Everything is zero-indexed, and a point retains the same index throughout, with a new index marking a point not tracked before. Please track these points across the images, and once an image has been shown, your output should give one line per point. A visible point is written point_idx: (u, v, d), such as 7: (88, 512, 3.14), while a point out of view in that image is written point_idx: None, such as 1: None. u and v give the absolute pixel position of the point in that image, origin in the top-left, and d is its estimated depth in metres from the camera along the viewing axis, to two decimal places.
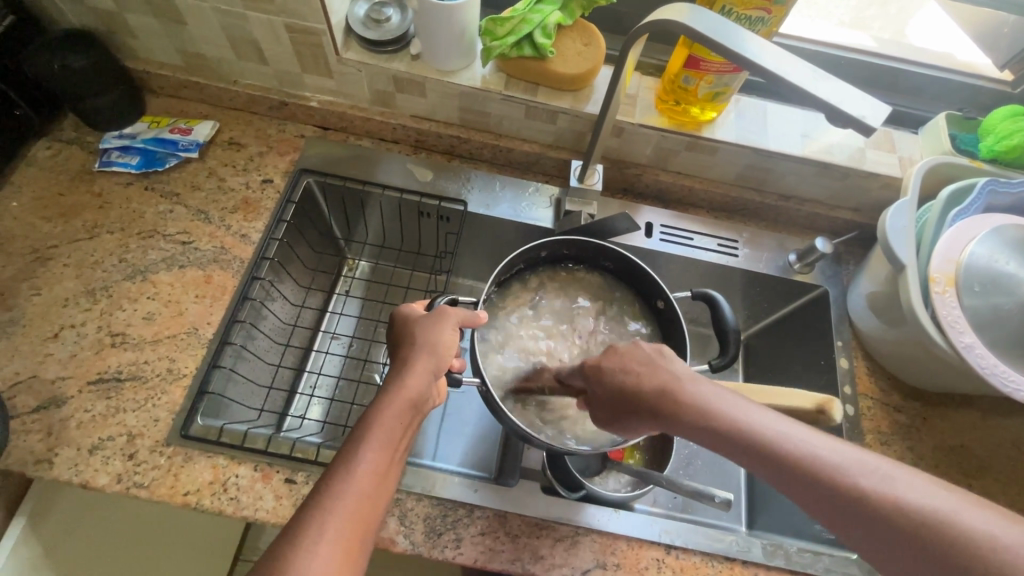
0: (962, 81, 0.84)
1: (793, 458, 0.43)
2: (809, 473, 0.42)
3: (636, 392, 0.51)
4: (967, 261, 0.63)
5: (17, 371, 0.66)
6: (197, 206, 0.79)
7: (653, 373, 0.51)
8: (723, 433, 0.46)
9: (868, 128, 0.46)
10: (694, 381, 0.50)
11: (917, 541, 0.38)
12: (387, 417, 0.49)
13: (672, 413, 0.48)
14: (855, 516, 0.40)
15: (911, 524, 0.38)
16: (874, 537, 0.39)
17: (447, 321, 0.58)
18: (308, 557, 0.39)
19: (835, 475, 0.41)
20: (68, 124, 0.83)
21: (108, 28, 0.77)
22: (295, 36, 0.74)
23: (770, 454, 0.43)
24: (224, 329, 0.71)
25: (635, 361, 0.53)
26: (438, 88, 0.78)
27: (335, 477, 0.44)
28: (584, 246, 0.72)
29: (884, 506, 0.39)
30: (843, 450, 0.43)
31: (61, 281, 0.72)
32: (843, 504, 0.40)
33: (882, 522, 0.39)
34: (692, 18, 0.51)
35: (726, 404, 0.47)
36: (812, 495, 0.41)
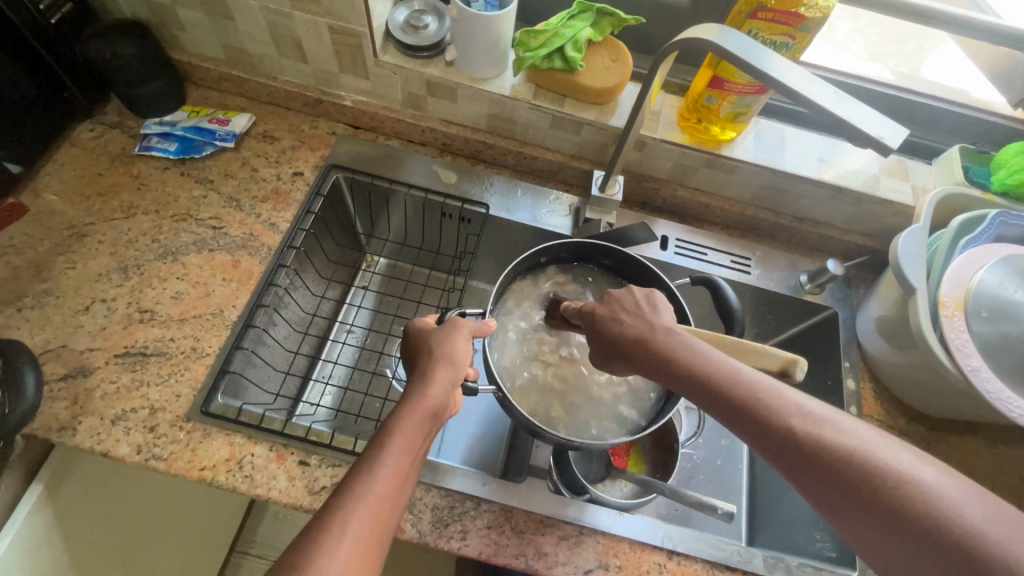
0: (977, 116, 0.87)
1: (749, 401, 0.48)
2: (761, 415, 0.47)
3: (622, 338, 0.56)
4: (977, 287, 0.64)
5: (47, 340, 0.68)
6: (230, 194, 0.82)
7: (638, 324, 0.56)
8: (689, 376, 0.51)
9: (887, 149, 0.48)
10: (672, 329, 0.54)
11: (857, 486, 0.42)
12: (407, 423, 0.50)
13: (646, 358, 0.54)
14: (797, 456, 0.45)
15: (845, 464, 0.43)
16: (820, 484, 0.44)
17: (462, 331, 0.60)
18: (329, 555, 0.41)
19: (783, 415, 0.47)
20: (112, 109, 0.87)
21: (158, 20, 0.81)
22: (336, 37, 0.77)
23: (728, 395, 0.49)
24: (249, 313, 0.73)
25: (623, 309, 0.58)
26: (470, 93, 0.81)
27: (358, 479, 0.45)
28: (584, 248, 0.74)
29: (825, 450, 0.44)
30: (799, 398, 0.48)
31: (95, 257, 0.75)
32: (784, 441, 0.46)
33: (816, 462, 0.44)
34: (721, 37, 0.54)
35: (704, 355, 0.52)
36: (767, 435, 0.46)
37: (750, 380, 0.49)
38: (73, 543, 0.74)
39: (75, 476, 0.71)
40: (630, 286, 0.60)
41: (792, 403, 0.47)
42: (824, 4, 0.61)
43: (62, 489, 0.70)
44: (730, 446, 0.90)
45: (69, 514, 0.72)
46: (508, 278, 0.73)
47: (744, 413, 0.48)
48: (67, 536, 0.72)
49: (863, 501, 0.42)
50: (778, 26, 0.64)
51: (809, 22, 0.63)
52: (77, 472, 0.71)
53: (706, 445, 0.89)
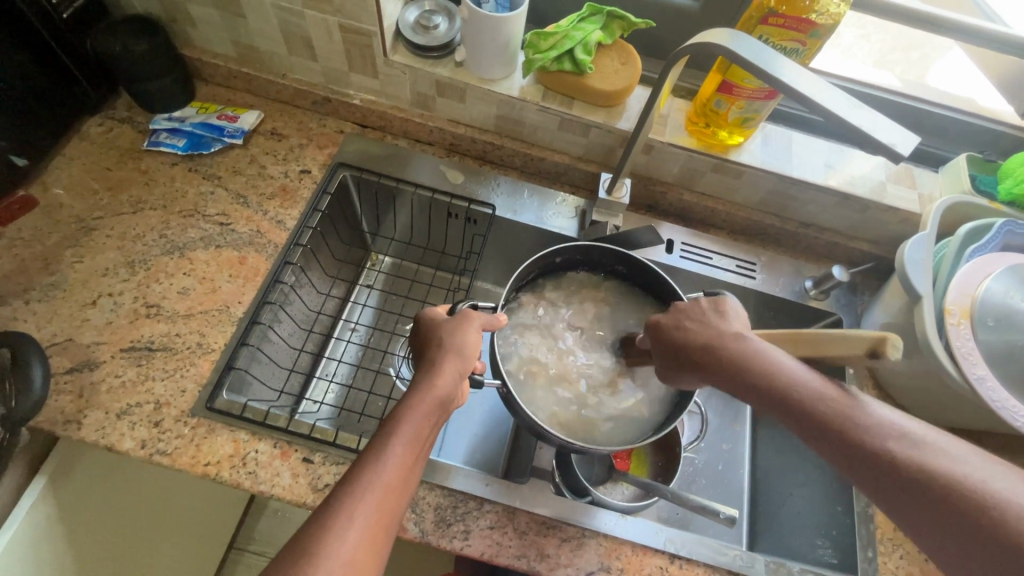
0: (984, 125, 0.87)
1: (834, 416, 0.47)
2: (846, 430, 0.46)
3: (689, 345, 0.56)
4: (982, 296, 0.65)
5: (54, 334, 0.69)
6: (237, 190, 0.82)
7: (707, 330, 0.56)
8: (763, 384, 0.51)
9: (898, 156, 0.48)
10: (743, 335, 0.54)
11: (961, 515, 0.40)
12: (415, 413, 0.50)
13: (717, 366, 0.53)
14: (892, 482, 0.43)
15: (944, 490, 0.41)
16: (914, 508, 0.42)
17: (472, 323, 0.59)
18: (337, 543, 0.41)
19: (872, 433, 0.46)
20: (121, 104, 0.87)
21: (169, 16, 0.81)
22: (347, 36, 0.77)
23: (808, 406, 0.48)
24: (255, 309, 0.73)
25: (689, 316, 0.58)
26: (479, 94, 0.82)
27: (365, 468, 0.46)
28: (596, 253, 0.74)
29: (923, 474, 0.42)
30: (889, 415, 0.47)
31: (102, 251, 0.75)
32: (875, 461, 0.44)
33: (912, 486, 0.42)
34: (732, 42, 0.54)
35: (779, 363, 0.51)
36: (853, 452, 0.45)
37: (830, 395, 0.49)
38: (74, 537, 0.74)
39: (79, 469, 0.71)
40: (696, 297, 0.60)
41: (881, 421, 0.46)
42: (835, 10, 0.62)
43: (66, 482, 0.70)
44: (732, 451, 0.89)
45: (72, 507, 0.72)
46: (520, 280, 0.74)
47: (825, 428, 0.47)
48: (69, 530, 0.72)
49: (967, 530, 0.40)
50: (788, 32, 0.65)
51: (820, 28, 0.63)
52: (81, 465, 0.71)
53: (708, 450, 0.89)
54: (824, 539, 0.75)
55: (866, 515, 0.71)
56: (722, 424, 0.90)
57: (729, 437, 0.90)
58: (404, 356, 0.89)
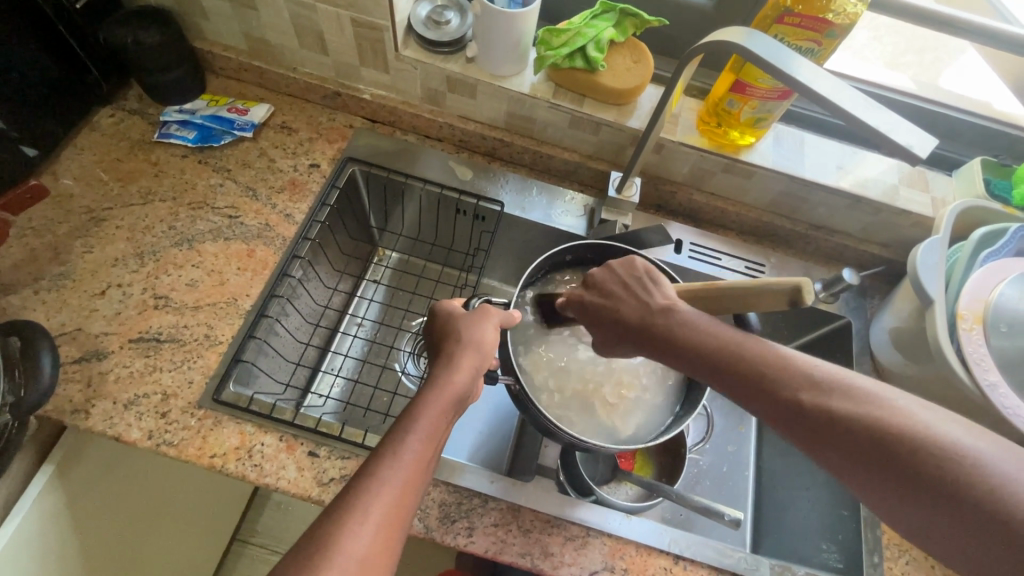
0: (999, 129, 0.86)
1: (752, 374, 0.49)
2: (764, 386, 0.49)
3: (619, 318, 0.58)
4: (996, 301, 0.64)
5: (63, 323, 0.69)
6: (247, 183, 0.82)
7: (633, 303, 0.58)
8: (691, 354, 0.53)
9: (915, 158, 0.48)
10: (663, 304, 0.56)
11: (873, 449, 0.42)
12: (431, 410, 0.50)
13: (647, 338, 0.56)
14: (809, 427, 0.46)
15: (857, 425, 0.44)
16: (831, 449, 0.44)
17: (490, 320, 0.60)
18: (353, 536, 0.41)
19: (788, 384, 0.48)
20: (132, 95, 0.87)
21: (182, 8, 0.82)
22: (358, 30, 0.77)
23: (729, 368, 0.51)
24: (262, 302, 0.74)
25: (613, 288, 0.60)
26: (489, 91, 0.81)
27: (382, 461, 0.46)
28: (607, 252, 0.73)
29: (834, 415, 0.45)
30: (801, 364, 0.49)
31: (112, 242, 0.75)
32: (792, 410, 0.47)
33: (827, 429, 0.45)
34: (748, 40, 0.54)
35: (700, 330, 0.53)
36: (773, 406, 0.48)
37: (747, 352, 0.51)
38: (80, 527, 0.74)
39: (86, 459, 0.72)
40: (612, 264, 0.61)
41: (795, 370, 0.48)
42: (852, 10, 0.61)
43: (72, 471, 0.70)
44: (738, 454, 0.89)
45: (78, 496, 0.72)
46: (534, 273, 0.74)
47: (747, 385, 0.50)
48: (75, 520, 0.73)
49: (880, 461, 0.42)
50: (804, 31, 0.64)
51: (836, 28, 0.62)
52: (87, 455, 0.72)
53: (713, 452, 0.88)
54: (829, 544, 0.74)
55: (872, 520, 0.71)
56: (727, 426, 0.90)
57: (734, 440, 0.89)
58: (410, 352, 0.89)
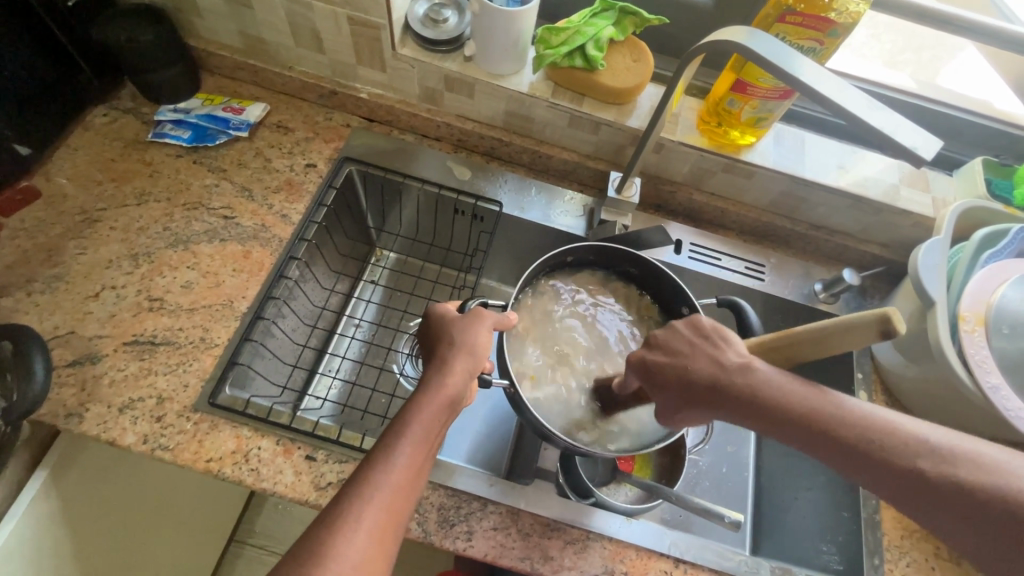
0: (1000, 128, 0.85)
1: (861, 441, 0.46)
2: (878, 457, 0.45)
3: (693, 381, 0.52)
4: (998, 303, 0.64)
5: (56, 326, 0.68)
6: (242, 183, 0.81)
7: (709, 362, 0.53)
8: (786, 420, 0.49)
9: (920, 159, 0.47)
10: (747, 365, 0.51)
11: (1019, 528, 0.40)
12: (425, 413, 0.50)
13: (730, 402, 0.50)
14: (936, 503, 0.43)
15: (996, 501, 0.41)
16: (967, 526, 0.42)
17: (483, 323, 0.58)
18: (345, 545, 0.41)
19: (905, 455, 0.45)
20: (126, 94, 0.86)
21: (176, 6, 0.80)
22: (355, 28, 0.76)
23: (833, 437, 0.47)
24: (259, 304, 0.73)
25: (681, 347, 0.55)
26: (488, 90, 0.81)
27: (374, 467, 0.45)
28: (609, 254, 0.73)
29: (960, 484, 0.43)
30: (907, 428, 0.46)
31: (106, 244, 0.74)
32: (916, 484, 0.44)
33: (959, 500, 0.42)
34: (749, 40, 0.53)
35: (792, 394, 0.49)
36: (888, 479, 0.45)
37: (849, 415, 0.47)
38: (75, 530, 0.73)
39: (81, 462, 0.71)
40: (672, 322, 0.56)
41: (903, 434, 0.46)
42: (855, 9, 0.60)
43: (67, 475, 0.70)
44: (737, 454, 0.88)
45: (73, 501, 0.71)
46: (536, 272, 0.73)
47: (856, 456, 0.46)
48: (71, 524, 0.72)
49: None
50: (806, 31, 0.63)
51: (838, 27, 0.62)
52: (82, 459, 0.71)
53: (713, 452, 0.88)
54: (829, 545, 0.74)
55: (873, 521, 0.70)
56: (727, 426, 0.89)
57: (734, 440, 0.89)
58: (408, 354, 0.88)
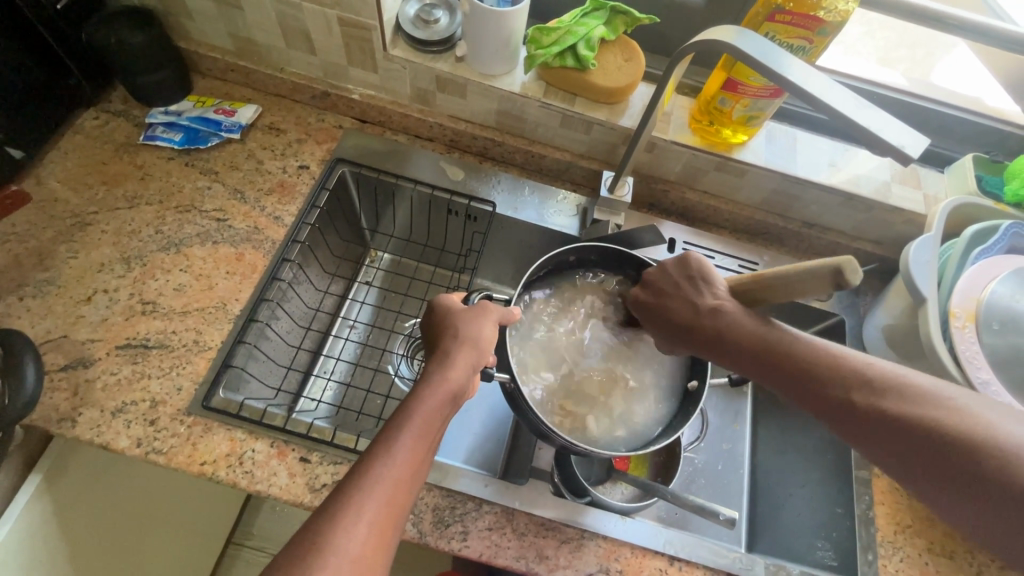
0: (991, 125, 0.86)
1: (799, 370, 0.52)
2: (810, 378, 0.52)
3: (672, 318, 0.62)
4: (988, 299, 0.64)
5: (48, 330, 0.68)
6: (235, 186, 0.81)
7: (686, 304, 0.61)
8: (739, 347, 0.56)
9: (907, 158, 0.47)
10: (716, 303, 0.59)
11: (911, 436, 0.45)
12: (427, 406, 0.50)
13: (698, 337, 0.59)
14: (851, 416, 0.48)
15: (899, 415, 0.46)
16: (872, 436, 0.47)
17: (489, 317, 0.60)
18: (346, 536, 0.41)
19: (835, 376, 0.50)
20: (117, 97, 0.86)
21: (166, 8, 0.80)
22: (346, 30, 0.76)
23: (778, 362, 0.54)
24: (251, 306, 0.73)
25: (669, 290, 0.63)
26: (480, 90, 0.81)
27: (375, 460, 0.45)
28: (610, 254, 0.74)
29: (873, 410, 0.47)
30: (847, 362, 0.51)
31: (97, 247, 0.74)
32: (835, 400, 0.49)
33: (866, 422, 0.47)
34: (738, 39, 0.53)
35: (749, 327, 0.57)
36: (816, 397, 0.51)
37: (795, 350, 0.54)
38: (69, 535, 0.73)
39: (75, 466, 0.71)
40: (666, 267, 0.65)
41: (839, 367, 0.51)
42: (843, 7, 0.60)
43: (61, 480, 0.69)
44: (732, 451, 0.88)
45: (67, 505, 0.71)
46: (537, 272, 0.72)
47: (795, 377, 0.53)
48: (65, 528, 0.72)
49: (915, 445, 0.44)
50: (795, 29, 0.64)
51: (827, 26, 0.62)
52: (76, 463, 0.71)
53: (709, 450, 0.88)
54: (823, 541, 0.74)
55: (866, 517, 0.71)
56: (722, 424, 0.89)
57: (730, 437, 0.89)
58: (403, 354, 0.88)
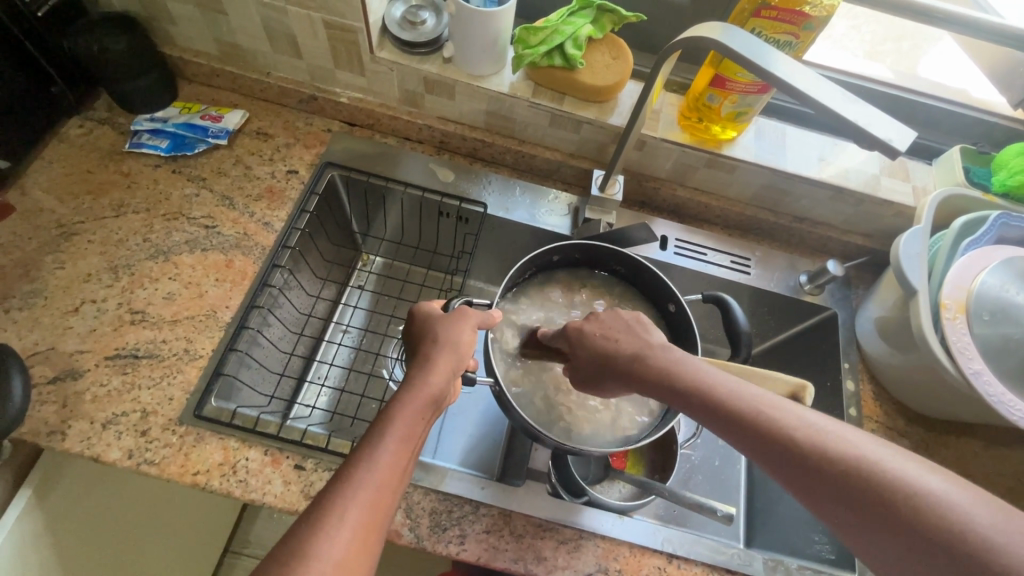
0: (978, 117, 0.86)
1: (743, 408, 0.50)
2: (752, 425, 0.48)
3: (616, 358, 0.58)
4: (978, 289, 0.64)
5: (35, 342, 0.67)
6: (223, 192, 0.81)
7: (631, 341, 0.59)
8: (686, 389, 0.53)
9: (895, 151, 0.47)
10: (665, 346, 0.57)
11: (857, 493, 0.42)
12: (407, 411, 0.49)
13: (642, 374, 0.56)
14: (799, 469, 0.45)
15: (845, 470, 0.44)
16: (819, 491, 0.44)
17: (467, 321, 0.60)
18: (329, 542, 0.40)
19: (780, 426, 0.48)
20: (101, 105, 0.85)
21: (150, 14, 0.79)
22: (332, 32, 0.75)
23: (722, 408, 0.50)
24: (242, 313, 0.72)
25: (615, 333, 0.60)
26: (468, 91, 0.80)
27: (357, 465, 0.45)
28: (597, 252, 0.74)
29: (821, 457, 0.45)
30: (787, 405, 0.49)
31: (84, 257, 0.73)
32: (782, 449, 0.46)
33: (812, 468, 0.45)
34: (724, 35, 0.53)
35: (695, 372, 0.54)
36: (760, 446, 0.48)
37: (743, 393, 0.51)
38: (61, 549, 0.72)
39: (66, 479, 0.70)
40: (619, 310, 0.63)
41: (786, 412, 0.48)
42: (829, 2, 0.61)
43: (52, 493, 0.69)
44: (729, 447, 0.89)
45: (59, 519, 0.70)
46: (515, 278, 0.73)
47: (739, 426, 0.49)
48: (57, 542, 0.71)
49: (860, 501, 0.42)
50: (782, 25, 0.64)
51: (814, 21, 0.62)
52: (67, 475, 0.70)
53: (705, 446, 0.88)
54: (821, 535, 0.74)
55: None
56: None
57: None
58: (397, 359, 0.88)
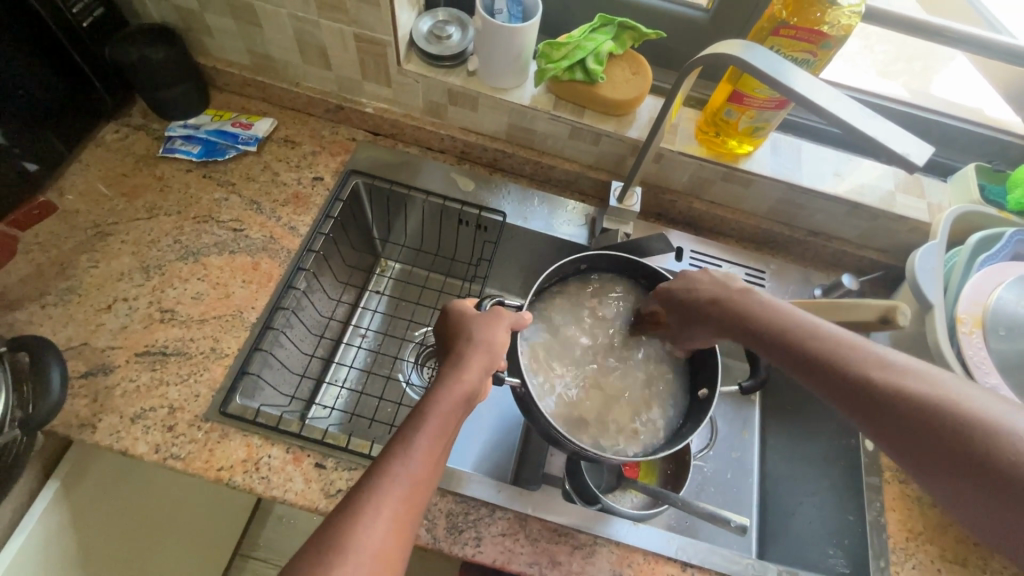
0: (992, 135, 0.87)
1: (821, 350, 0.51)
2: (830, 363, 0.50)
3: (696, 305, 0.63)
4: (994, 305, 0.65)
5: (69, 337, 0.69)
6: (251, 197, 0.83)
7: (712, 287, 0.63)
8: (768, 332, 0.56)
9: (912, 166, 0.49)
10: (748, 291, 0.60)
11: (926, 427, 0.42)
12: (443, 406, 0.51)
13: (716, 314, 0.61)
14: (868, 402, 0.46)
15: (917, 406, 0.43)
16: (886, 424, 0.45)
17: (500, 322, 0.61)
18: (366, 531, 0.42)
19: (858, 367, 0.48)
20: (137, 111, 0.88)
21: (187, 26, 0.83)
22: (361, 45, 0.78)
23: (800, 347, 0.53)
24: (268, 314, 0.74)
25: (699, 283, 0.64)
26: (491, 103, 0.83)
27: (393, 458, 0.46)
28: (621, 262, 0.76)
29: (885, 388, 0.46)
30: (873, 348, 0.49)
31: (117, 257, 0.76)
32: (854, 387, 0.47)
33: (876, 398, 0.46)
34: (746, 52, 0.55)
35: (777, 316, 0.56)
36: (835, 385, 0.49)
37: (812, 329, 0.53)
38: (82, 543, 0.73)
39: (92, 472, 0.71)
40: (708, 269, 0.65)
41: (859, 350, 0.49)
42: (846, 22, 0.63)
43: (78, 485, 0.70)
44: (742, 459, 0.88)
45: (82, 511, 0.72)
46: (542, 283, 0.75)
47: (818, 365, 0.50)
48: (80, 535, 0.72)
49: (927, 434, 0.42)
50: (799, 43, 0.65)
51: (830, 40, 0.64)
52: (93, 468, 0.71)
53: (718, 458, 0.88)
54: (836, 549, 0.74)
55: (878, 523, 0.70)
56: (731, 433, 0.90)
57: (739, 446, 0.89)
58: (410, 362, 0.90)
